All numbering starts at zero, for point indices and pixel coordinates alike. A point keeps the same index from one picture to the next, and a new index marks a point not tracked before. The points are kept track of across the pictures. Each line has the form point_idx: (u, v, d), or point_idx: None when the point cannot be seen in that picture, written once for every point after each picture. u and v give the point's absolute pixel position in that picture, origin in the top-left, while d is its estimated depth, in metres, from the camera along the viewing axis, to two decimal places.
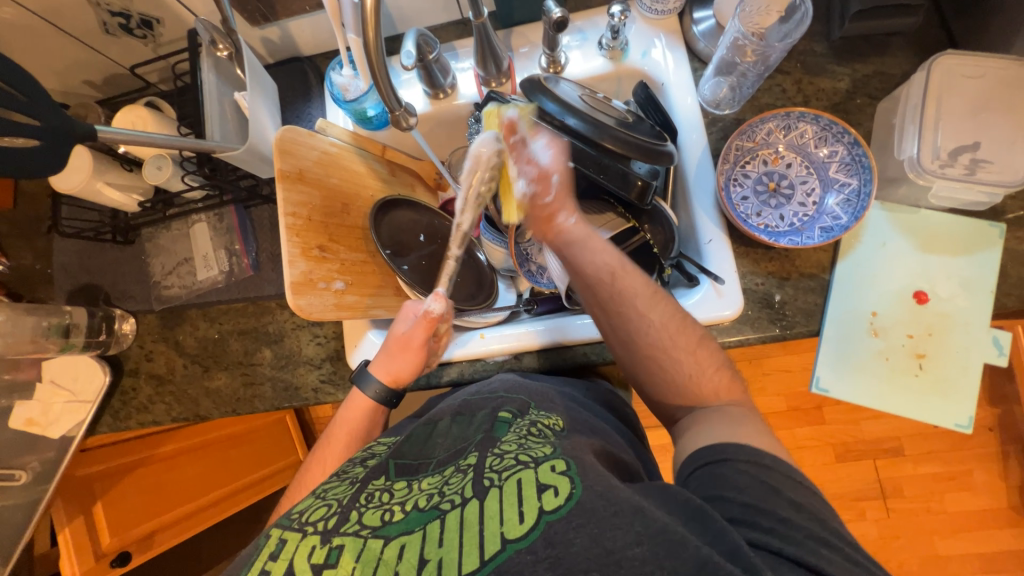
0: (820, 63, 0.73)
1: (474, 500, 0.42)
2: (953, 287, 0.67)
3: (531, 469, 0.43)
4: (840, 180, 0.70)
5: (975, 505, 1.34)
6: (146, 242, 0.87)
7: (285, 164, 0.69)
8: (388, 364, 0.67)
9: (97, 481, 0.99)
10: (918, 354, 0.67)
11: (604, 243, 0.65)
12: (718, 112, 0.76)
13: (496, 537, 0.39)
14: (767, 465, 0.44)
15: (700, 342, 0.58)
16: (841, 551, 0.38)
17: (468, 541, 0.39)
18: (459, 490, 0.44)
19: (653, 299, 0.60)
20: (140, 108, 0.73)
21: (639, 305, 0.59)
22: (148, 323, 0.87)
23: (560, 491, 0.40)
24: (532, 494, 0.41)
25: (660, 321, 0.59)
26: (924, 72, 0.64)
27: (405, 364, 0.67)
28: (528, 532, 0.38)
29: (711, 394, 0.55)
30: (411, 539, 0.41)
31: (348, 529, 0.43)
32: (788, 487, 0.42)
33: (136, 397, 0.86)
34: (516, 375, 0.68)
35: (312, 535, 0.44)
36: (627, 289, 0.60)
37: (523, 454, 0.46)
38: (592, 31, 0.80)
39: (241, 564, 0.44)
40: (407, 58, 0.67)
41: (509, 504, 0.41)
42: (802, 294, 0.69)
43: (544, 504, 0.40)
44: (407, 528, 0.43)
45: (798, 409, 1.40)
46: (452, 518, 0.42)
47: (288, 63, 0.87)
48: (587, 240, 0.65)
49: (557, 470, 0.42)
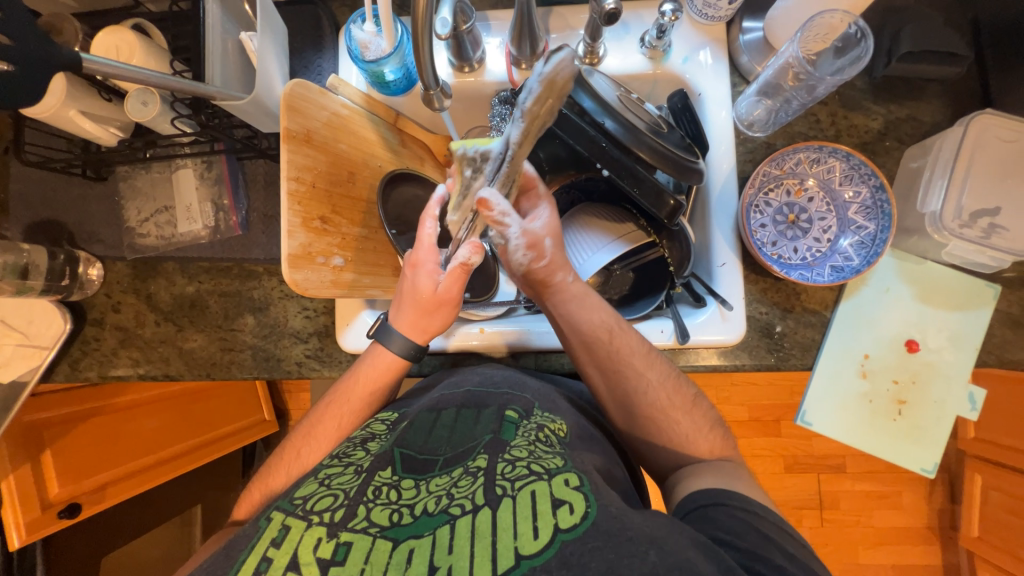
0: (858, 99, 0.72)
1: (487, 507, 0.43)
2: (942, 339, 0.69)
3: (545, 481, 0.44)
4: (857, 223, 0.70)
5: (899, 522, 1.45)
6: (120, 182, 0.79)
7: (293, 122, 0.62)
8: (421, 322, 0.62)
9: (46, 429, 0.93)
10: (899, 400, 0.71)
11: (600, 300, 0.63)
12: (749, 133, 0.74)
13: (510, 552, 0.39)
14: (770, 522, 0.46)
15: (680, 381, 0.60)
16: None
17: (480, 551, 0.40)
18: (469, 495, 0.44)
19: (647, 356, 0.60)
20: (126, 32, 0.65)
21: (636, 364, 0.60)
22: (117, 271, 0.80)
23: (575, 509, 0.41)
24: (547, 511, 0.41)
25: (658, 380, 0.59)
26: (961, 127, 0.64)
27: (440, 319, 0.63)
28: (543, 549, 0.39)
29: (710, 450, 0.57)
30: (420, 544, 0.41)
31: (354, 525, 0.43)
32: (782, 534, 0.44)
33: (99, 347, 0.80)
34: (520, 371, 0.67)
35: (318, 526, 0.43)
36: (626, 348, 0.60)
37: (536, 463, 0.46)
38: (636, 26, 0.75)
39: (242, 544, 0.43)
40: (442, 26, 0.63)
41: (524, 518, 0.41)
42: (802, 328, 0.70)
43: (560, 522, 0.40)
44: (417, 531, 0.42)
45: (759, 420, 1.46)
46: (463, 523, 0.42)
47: (300, 4, 0.79)
48: (587, 296, 0.62)
49: (571, 485, 0.44)
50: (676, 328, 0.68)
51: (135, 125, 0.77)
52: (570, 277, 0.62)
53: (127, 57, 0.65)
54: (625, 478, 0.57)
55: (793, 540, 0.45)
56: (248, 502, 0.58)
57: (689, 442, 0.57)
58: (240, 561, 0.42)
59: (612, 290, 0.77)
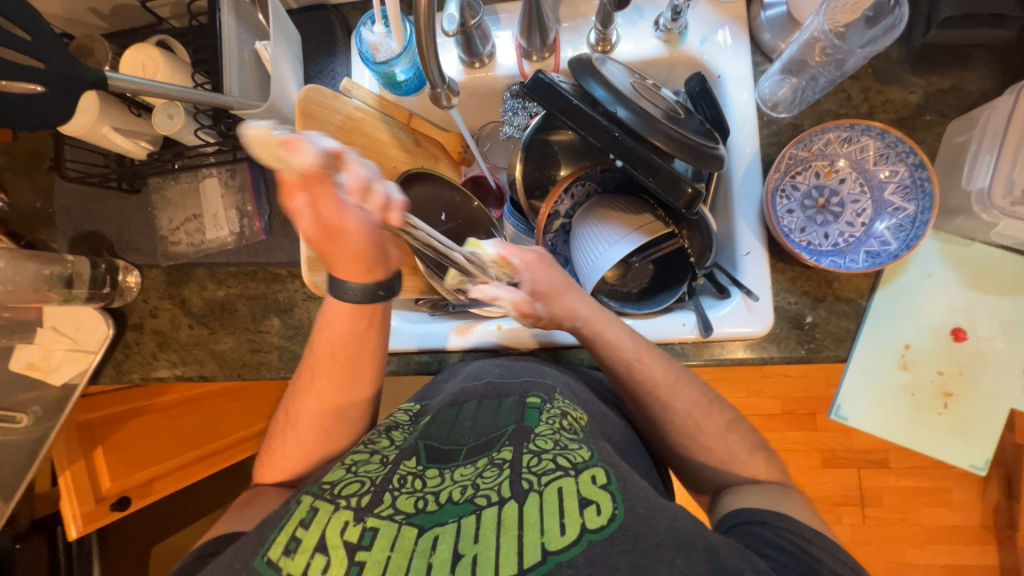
0: (894, 71, 0.67)
1: (513, 500, 0.43)
2: (993, 327, 0.64)
3: (572, 477, 0.43)
4: (895, 204, 0.66)
5: (950, 521, 1.37)
6: (153, 193, 0.83)
7: (307, 127, 0.64)
8: (349, 268, 0.56)
9: (97, 426, 1.00)
10: (946, 393, 0.67)
11: (620, 330, 0.61)
12: (774, 114, 0.70)
13: (536, 547, 0.39)
14: None
15: (701, 387, 0.58)
16: None
17: (506, 544, 0.40)
18: (495, 487, 0.44)
19: (669, 373, 0.58)
20: (151, 48, 0.67)
21: (661, 397, 0.58)
22: (153, 278, 0.84)
23: (602, 508, 0.41)
24: (574, 509, 0.41)
25: (685, 408, 0.57)
26: (1011, 95, 0.59)
27: (353, 264, 0.55)
28: (570, 546, 0.39)
29: (735, 447, 0.55)
30: (445, 531, 0.42)
31: (382, 512, 0.44)
32: None
33: (140, 351, 0.84)
34: (537, 361, 0.66)
35: (346, 509, 0.44)
36: (648, 380, 0.58)
37: (562, 456, 0.46)
38: (649, 9, 0.73)
39: (275, 521, 0.45)
40: (450, 23, 0.62)
41: (551, 514, 0.41)
42: (835, 318, 0.66)
43: (587, 522, 0.40)
44: (441, 519, 0.43)
45: (792, 413, 1.40)
46: (489, 514, 0.42)
47: (313, 10, 0.80)
48: (603, 331, 0.61)
49: (598, 483, 0.43)
50: (698, 320, 0.67)
51: (164, 138, 0.80)
52: (579, 321, 0.63)
53: (153, 73, 0.67)
54: (648, 466, 0.56)
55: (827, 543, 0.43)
56: (278, 465, 0.62)
57: (715, 438, 0.55)
58: (272, 540, 0.43)
59: (631, 284, 0.76)
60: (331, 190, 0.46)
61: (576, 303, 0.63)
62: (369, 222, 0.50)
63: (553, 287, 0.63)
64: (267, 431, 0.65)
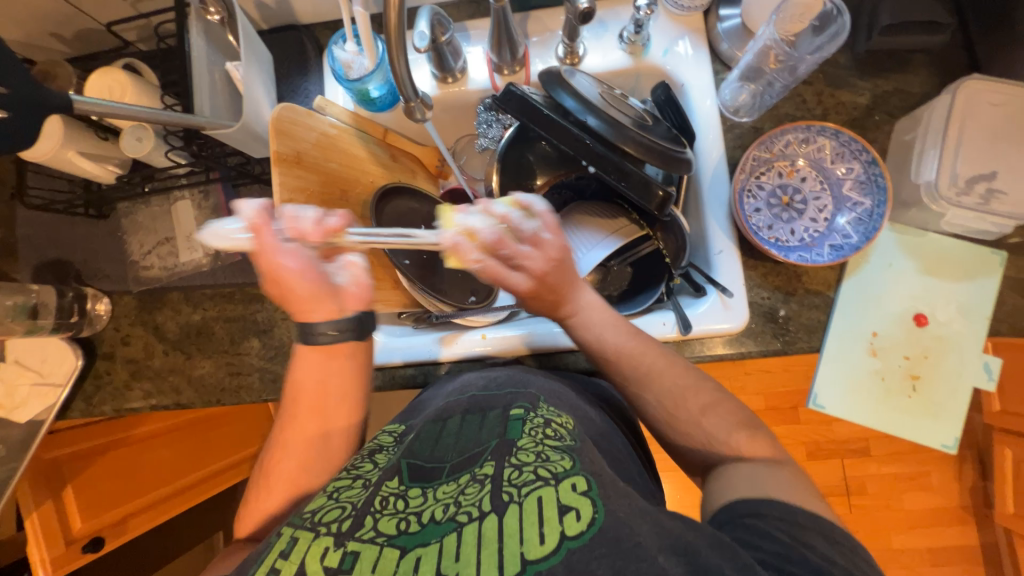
0: (843, 76, 0.72)
1: (493, 513, 0.42)
2: (952, 311, 0.68)
3: (552, 486, 0.43)
4: (853, 199, 0.70)
5: (931, 503, 1.41)
6: (122, 218, 0.81)
7: (282, 145, 0.64)
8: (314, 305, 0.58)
9: (66, 463, 0.94)
10: (913, 376, 0.70)
11: (612, 322, 0.62)
12: (736, 119, 0.74)
13: (516, 558, 0.39)
14: (785, 514, 0.44)
15: (686, 380, 0.59)
16: None
17: (486, 558, 0.39)
18: (475, 502, 0.44)
19: (648, 368, 0.59)
20: (117, 72, 0.67)
21: (634, 390, 0.60)
22: (124, 304, 0.81)
23: (582, 514, 0.41)
24: (553, 517, 0.41)
25: (656, 399, 0.59)
26: (948, 94, 0.64)
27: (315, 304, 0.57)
28: (549, 555, 0.39)
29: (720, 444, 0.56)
30: (427, 552, 0.41)
31: (362, 535, 0.43)
32: (812, 538, 0.43)
33: (111, 381, 0.81)
34: (526, 368, 0.66)
35: (326, 535, 0.43)
36: (625, 374, 0.60)
37: (543, 467, 0.45)
38: (613, 23, 0.76)
39: (253, 559, 0.44)
40: (421, 40, 0.62)
41: (530, 523, 0.41)
42: (806, 310, 0.69)
43: (566, 529, 0.40)
44: (423, 539, 0.42)
45: (776, 408, 1.43)
46: (469, 531, 0.42)
47: (284, 31, 0.81)
48: (593, 322, 0.62)
49: (578, 490, 0.43)
50: (677, 319, 0.68)
51: (133, 161, 0.79)
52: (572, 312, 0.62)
53: (121, 97, 0.67)
54: (638, 469, 0.57)
55: (814, 533, 0.43)
56: (254, 518, 0.57)
57: (699, 437, 0.56)
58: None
59: (611, 286, 0.78)
60: (267, 239, 0.52)
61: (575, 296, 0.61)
62: (307, 256, 0.54)
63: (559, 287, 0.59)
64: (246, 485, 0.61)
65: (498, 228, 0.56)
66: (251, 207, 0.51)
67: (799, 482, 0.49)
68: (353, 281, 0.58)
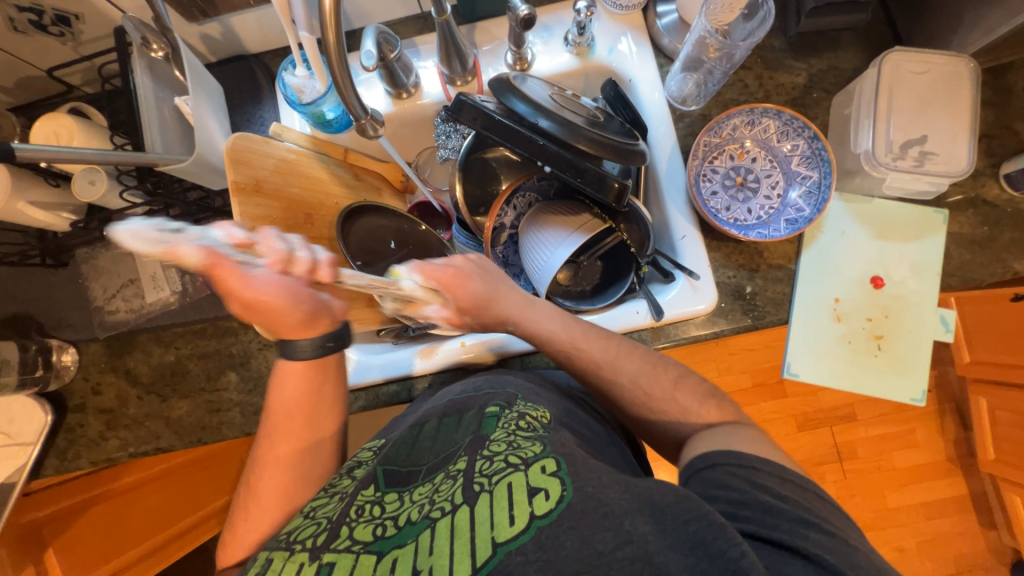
0: (779, 58, 0.75)
1: (465, 505, 0.43)
2: (905, 270, 0.71)
3: (522, 471, 0.44)
4: (802, 173, 0.73)
5: (920, 459, 1.45)
6: (82, 264, 0.79)
7: (239, 175, 0.64)
8: (280, 325, 0.57)
9: (45, 526, 0.91)
10: (877, 336, 0.72)
11: (556, 322, 0.65)
12: (684, 108, 0.76)
13: (487, 543, 0.40)
14: (757, 468, 0.46)
15: (654, 361, 0.61)
16: (822, 530, 0.41)
17: (459, 549, 0.40)
18: (448, 496, 0.45)
19: (621, 357, 0.61)
20: (62, 116, 0.65)
21: (606, 374, 0.60)
22: (92, 352, 0.79)
23: (551, 493, 0.42)
24: (523, 500, 0.42)
25: (631, 379, 0.60)
26: (875, 67, 0.67)
27: (287, 323, 0.57)
28: (519, 535, 0.40)
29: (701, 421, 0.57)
30: (403, 552, 0.41)
31: (337, 546, 0.44)
32: (787, 492, 0.44)
33: (85, 433, 0.78)
34: (505, 371, 0.67)
35: (301, 552, 0.44)
36: (590, 361, 0.61)
37: (513, 454, 0.46)
38: (558, 27, 0.78)
39: None
40: (367, 59, 0.62)
41: (500, 508, 0.42)
42: (771, 284, 0.71)
43: (535, 509, 0.41)
44: (399, 541, 0.43)
45: (762, 385, 1.46)
46: (443, 525, 0.42)
47: (233, 61, 0.81)
48: (539, 324, 0.65)
49: (547, 472, 0.44)
50: (649, 306, 0.70)
51: (88, 206, 0.77)
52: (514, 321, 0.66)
53: (68, 142, 0.66)
54: (621, 452, 0.58)
55: (783, 482, 0.45)
56: (243, 541, 0.57)
57: (678, 417, 0.57)
58: None
59: (584, 281, 0.77)
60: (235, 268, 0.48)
61: (502, 308, 0.66)
62: (290, 282, 0.53)
63: (479, 301, 0.65)
64: (229, 509, 0.61)
65: (414, 264, 0.66)
66: (235, 230, 0.46)
67: (774, 445, 0.51)
68: (333, 298, 0.60)
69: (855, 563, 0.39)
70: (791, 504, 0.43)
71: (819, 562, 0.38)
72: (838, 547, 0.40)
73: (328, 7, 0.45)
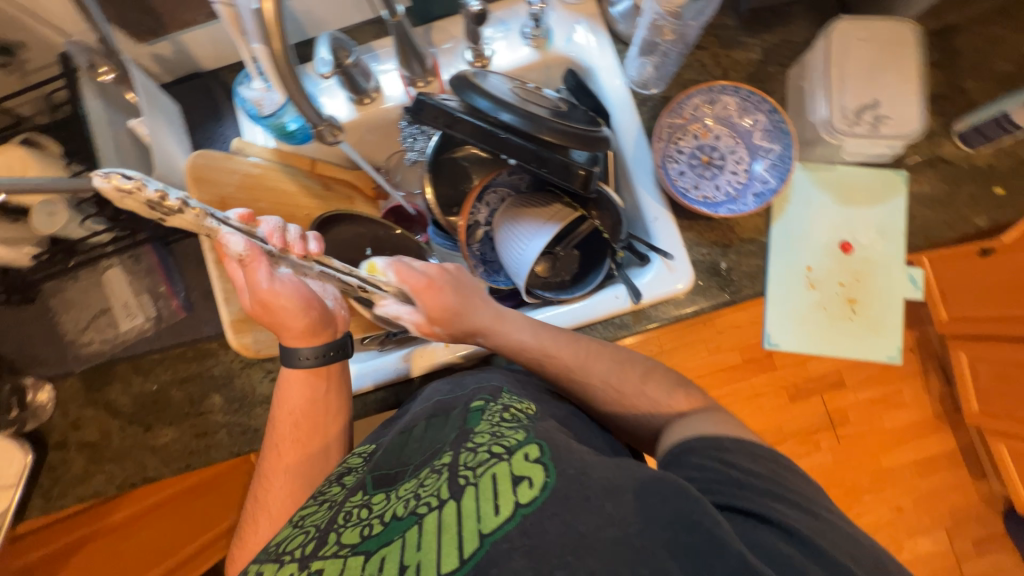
0: (734, 36, 0.76)
1: (451, 500, 0.43)
2: (872, 234, 0.73)
3: (505, 461, 0.44)
4: (765, 147, 0.74)
5: (909, 419, 1.48)
6: (51, 298, 0.77)
7: (205, 194, 0.63)
8: (284, 328, 0.59)
9: (40, 567, 0.91)
10: (851, 299, 0.74)
11: (523, 333, 0.65)
12: (646, 92, 0.78)
13: (473, 535, 0.40)
14: (732, 449, 0.46)
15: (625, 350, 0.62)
16: (793, 498, 0.43)
17: (447, 543, 0.40)
18: (435, 492, 0.44)
19: (591, 357, 0.62)
20: (15, 149, 0.64)
21: (579, 376, 0.61)
22: (68, 387, 0.77)
23: (534, 481, 0.42)
24: (507, 489, 0.42)
25: (603, 379, 0.60)
26: (824, 39, 0.70)
27: (290, 325, 0.58)
28: (504, 524, 0.40)
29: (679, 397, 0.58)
30: (391, 550, 0.41)
31: (326, 553, 0.43)
32: (759, 465, 0.45)
33: (69, 470, 0.77)
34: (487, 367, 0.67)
35: (290, 562, 0.44)
36: (562, 367, 0.62)
37: (496, 444, 0.46)
38: (514, 21, 0.78)
39: None
40: (324, 66, 0.65)
41: (485, 499, 0.42)
42: (745, 258, 0.72)
43: (520, 497, 0.41)
44: (387, 539, 0.42)
45: (752, 359, 1.48)
46: (430, 520, 0.42)
47: (190, 80, 0.80)
48: (509, 335, 0.65)
49: (531, 458, 0.44)
50: (628, 290, 0.71)
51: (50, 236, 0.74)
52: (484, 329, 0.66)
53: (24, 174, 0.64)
54: (607, 437, 0.58)
55: (755, 457, 0.46)
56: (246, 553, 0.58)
57: (661, 398, 0.58)
58: None
59: (563, 272, 0.79)
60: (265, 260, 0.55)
61: (474, 321, 0.66)
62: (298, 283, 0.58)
63: (447, 312, 0.66)
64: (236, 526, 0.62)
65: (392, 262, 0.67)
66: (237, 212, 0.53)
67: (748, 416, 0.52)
68: (337, 305, 0.64)
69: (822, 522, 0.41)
70: (767, 477, 0.44)
71: (791, 530, 0.40)
72: (815, 516, 0.41)
73: (271, 15, 0.45)
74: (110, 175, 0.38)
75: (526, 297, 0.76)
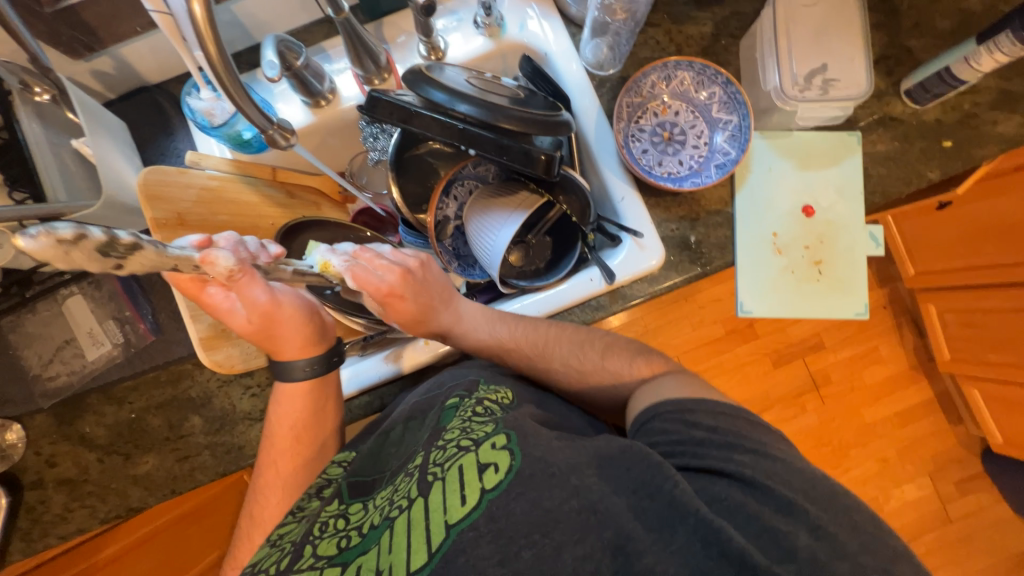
0: (684, 11, 0.77)
1: (421, 497, 0.43)
2: (831, 196, 0.76)
3: (473, 452, 0.44)
4: (723, 119, 0.75)
5: (889, 373, 1.53)
6: (8, 333, 0.74)
7: (160, 212, 0.61)
8: (282, 340, 0.58)
9: None
10: (817, 261, 0.76)
11: (483, 327, 0.65)
12: (602, 73, 0.78)
13: (440, 528, 0.40)
14: (694, 409, 0.48)
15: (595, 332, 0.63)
16: (757, 453, 0.44)
17: (415, 541, 0.40)
18: (406, 492, 0.44)
19: (550, 343, 0.62)
20: None
21: (540, 363, 0.62)
22: (37, 425, 0.74)
23: (500, 466, 0.42)
24: (472, 479, 0.42)
25: (563, 362, 0.61)
26: (770, 7, 0.70)
27: (289, 336, 0.58)
28: (470, 513, 0.40)
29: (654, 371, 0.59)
30: (366, 558, 0.41)
31: (301, 565, 0.43)
32: (714, 418, 0.47)
33: (48, 509, 0.74)
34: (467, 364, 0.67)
35: None
36: (522, 355, 0.62)
37: (465, 438, 0.46)
38: (465, 11, 0.77)
39: None
40: (270, 69, 0.61)
41: (452, 492, 0.42)
42: (712, 230, 0.74)
43: (485, 483, 0.41)
44: (362, 548, 0.43)
45: (734, 330, 1.50)
46: (400, 521, 0.42)
47: (136, 95, 0.77)
48: (468, 330, 0.65)
49: (497, 446, 0.44)
50: (602, 271, 0.71)
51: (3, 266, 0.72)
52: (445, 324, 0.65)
53: None
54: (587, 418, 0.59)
55: (714, 413, 0.47)
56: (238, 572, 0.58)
57: (637, 375, 0.59)
58: None
59: (536, 260, 0.79)
60: (255, 278, 0.52)
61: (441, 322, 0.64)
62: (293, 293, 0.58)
63: (415, 317, 0.63)
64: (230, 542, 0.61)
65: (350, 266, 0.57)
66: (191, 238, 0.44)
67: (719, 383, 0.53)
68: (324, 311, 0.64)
69: (784, 475, 0.43)
70: (725, 432, 0.46)
71: (746, 481, 0.42)
72: (779, 468, 0.43)
73: (200, 18, 0.42)
74: (38, 232, 0.27)
75: (502, 288, 0.75)
